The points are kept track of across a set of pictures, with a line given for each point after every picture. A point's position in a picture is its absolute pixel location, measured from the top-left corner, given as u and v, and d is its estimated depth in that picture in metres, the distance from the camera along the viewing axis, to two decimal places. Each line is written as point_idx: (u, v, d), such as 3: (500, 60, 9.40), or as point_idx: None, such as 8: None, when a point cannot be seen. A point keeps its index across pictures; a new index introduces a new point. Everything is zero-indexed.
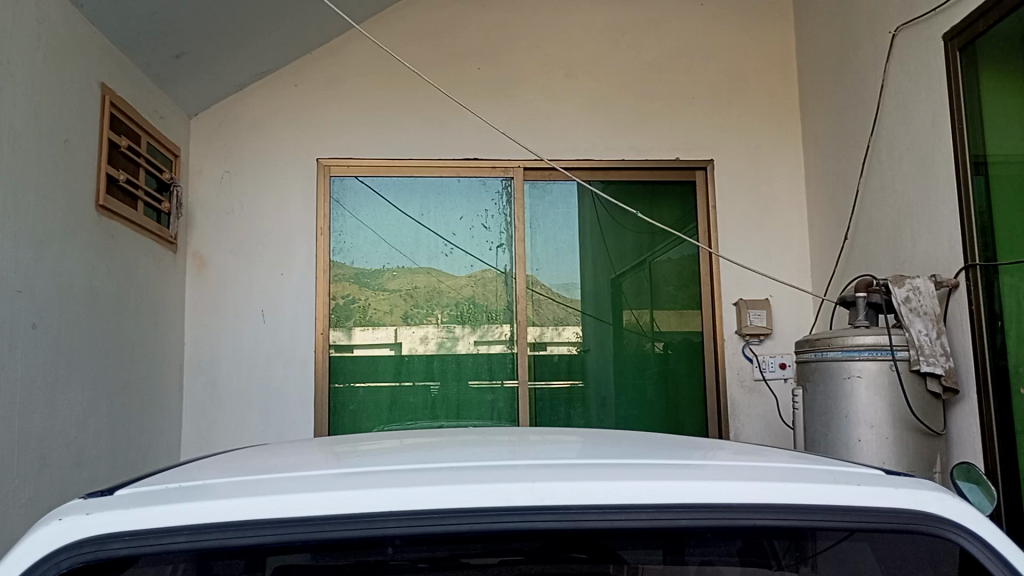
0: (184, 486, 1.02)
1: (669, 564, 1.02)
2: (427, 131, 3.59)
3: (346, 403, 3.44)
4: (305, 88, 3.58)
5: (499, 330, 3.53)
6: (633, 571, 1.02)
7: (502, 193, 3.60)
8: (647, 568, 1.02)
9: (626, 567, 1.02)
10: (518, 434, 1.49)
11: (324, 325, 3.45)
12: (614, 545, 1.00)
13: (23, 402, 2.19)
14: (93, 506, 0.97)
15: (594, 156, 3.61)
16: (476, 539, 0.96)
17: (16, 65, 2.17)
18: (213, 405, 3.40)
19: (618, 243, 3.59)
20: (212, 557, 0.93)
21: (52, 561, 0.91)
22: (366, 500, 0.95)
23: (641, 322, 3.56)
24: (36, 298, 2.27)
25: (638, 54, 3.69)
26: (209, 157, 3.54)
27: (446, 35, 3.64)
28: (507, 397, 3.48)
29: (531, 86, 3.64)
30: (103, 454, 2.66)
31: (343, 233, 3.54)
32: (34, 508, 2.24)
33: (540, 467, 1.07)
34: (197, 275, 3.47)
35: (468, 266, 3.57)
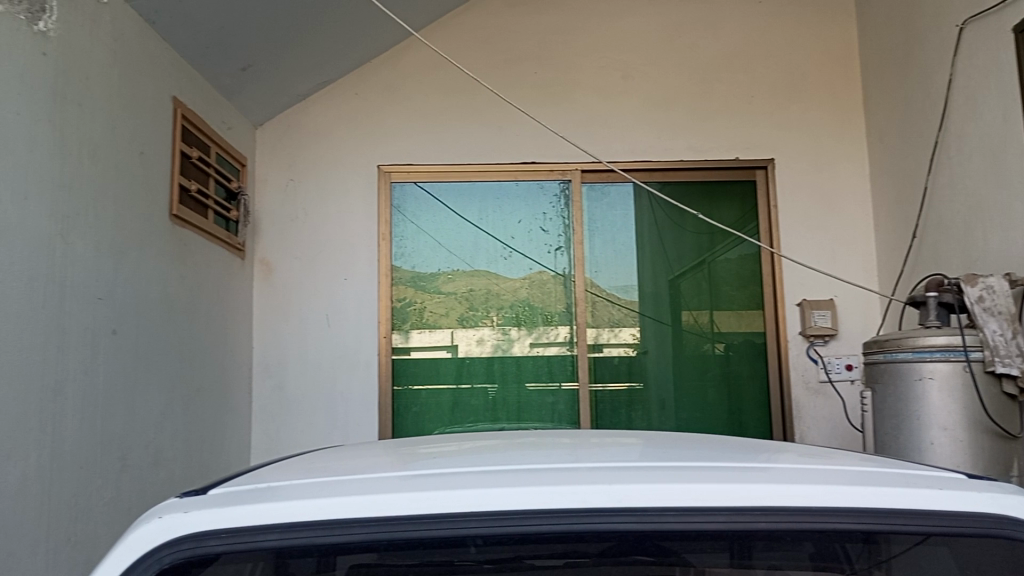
0: (271, 487, 1.06)
1: (736, 568, 1.01)
2: (485, 136, 3.62)
3: (408, 405, 3.49)
4: (366, 96, 3.65)
5: (555, 332, 3.55)
6: (699, 574, 1.00)
7: (560, 196, 3.61)
8: (714, 570, 1.00)
9: (692, 570, 1.00)
10: (577, 435, 1.50)
11: (386, 329, 3.51)
12: (680, 548, 1.00)
13: (105, 406, 2.28)
14: (189, 505, 1.02)
15: (652, 157, 3.60)
16: (554, 540, 0.98)
17: (95, 82, 2.27)
18: (281, 407, 3.48)
19: (677, 245, 3.58)
20: (298, 555, 0.97)
21: (154, 557, 0.96)
22: (447, 501, 0.98)
23: (700, 323, 3.53)
24: (116, 306, 2.36)
25: (696, 53, 3.66)
26: (274, 166, 3.63)
27: (503, 40, 3.66)
28: (567, 399, 3.49)
29: (589, 88, 3.64)
30: (179, 454, 2.76)
31: (403, 239, 3.60)
32: (116, 506, 2.33)
33: (613, 469, 1.08)
34: (264, 281, 3.56)
35: (526, 269, 3.59)
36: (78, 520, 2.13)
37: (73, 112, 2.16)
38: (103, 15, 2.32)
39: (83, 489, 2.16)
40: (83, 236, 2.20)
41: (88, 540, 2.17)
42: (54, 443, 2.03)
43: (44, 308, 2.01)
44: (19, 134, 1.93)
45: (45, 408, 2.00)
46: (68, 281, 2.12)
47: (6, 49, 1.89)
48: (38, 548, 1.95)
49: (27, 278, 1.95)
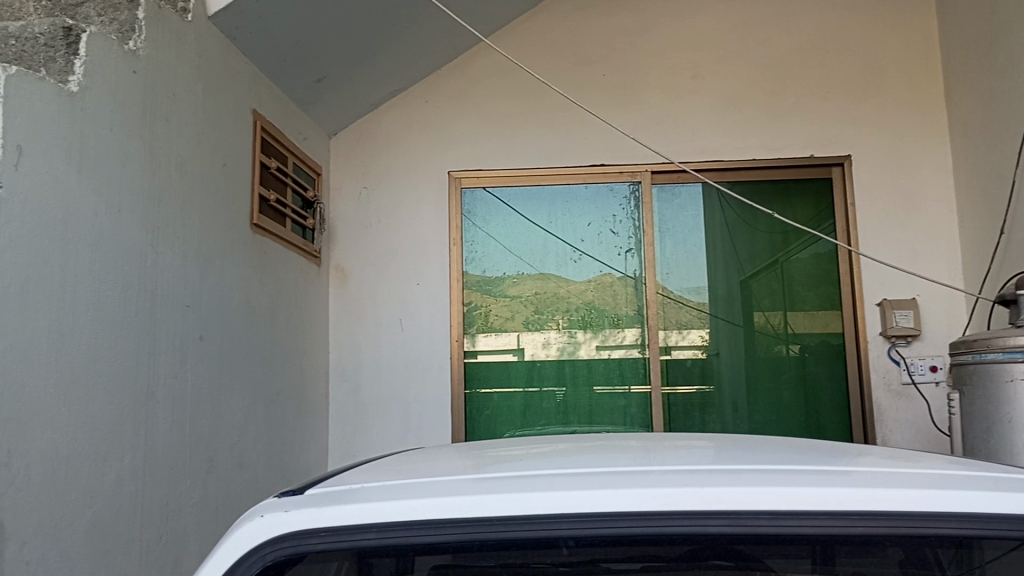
0: (366, 488, 1.09)
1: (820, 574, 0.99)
2: (554, 139, 3.63)
3: (481, 408, 3.52)
4: (436, 103, 3.69)
5: (622, 334, 3.54)
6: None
7: (630, 198, 3.60)
8: None
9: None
10: (650, 439, 1.49)
11: (459, 332, 3.55)
12: (766, 553, 0.98)
13: (193, 409, 2.36)
14: (289, 504, 1.05)
15: (723, 157, 3.56)
16: (647, 542, 0.98)
17: (181, 98, 2.36)
18: (357, 410, 3.55)
19: (749, 245, 3.52)
20: (396, 555, 0.99)
21: (258, 554, 1.00)
22: (541, 502, 0.99)
23: (774, 324, 3.47)
24: (202, 312, 2.45)
25: (768, 50, 3.60)
26: (347, 174, 3.71)
27: (571, 44, 3.67)
28: (639, 402, 3.48)
29: (658, 89, 3.62)
30: (262, 456, 2.84)
31: (473, 243, 3.64)
32: (204, 507, 2.41)
33: (703, 471, 1.07)
34: (339, 286, 3.64)
35: (595, 271, 3.59)
36: (169, 519, 2.21)
37: (161, 127, 2.25)
38: (188, 32, 2.41)
39: (173, 489, 2.24)
40: (171, 246, 2.28)
41: (178, 539, 2.25)
42: (146, 445, 2.11)
43: (136, 315, 2.10)
44: (112, 151, 2.02)
45: (138, 411, 2.08)
46: (158, 289, 2.21)
47: (99, 69, 1.98)
48: (132, 546, 2.03)
49: (121, 287, 2.03)
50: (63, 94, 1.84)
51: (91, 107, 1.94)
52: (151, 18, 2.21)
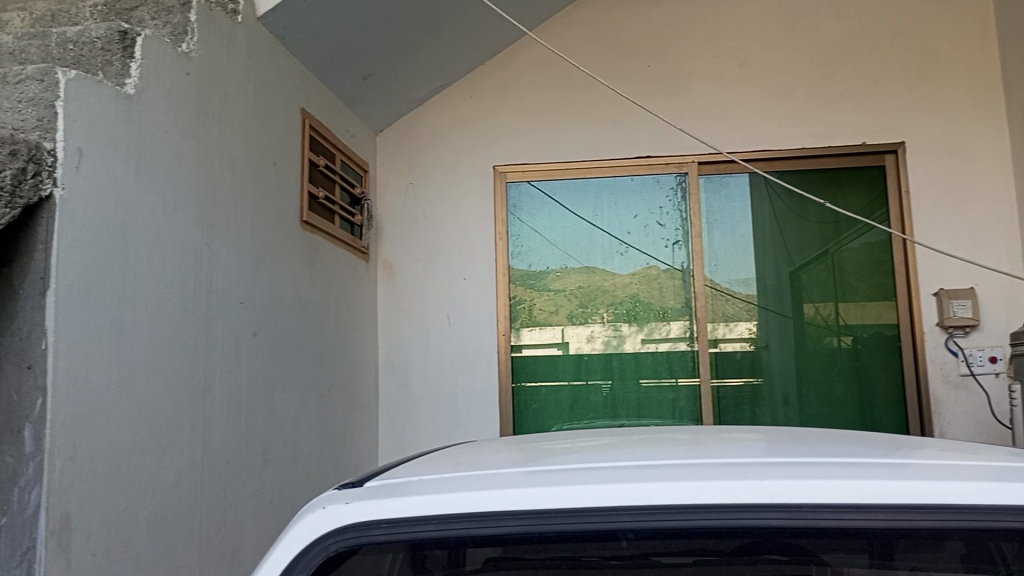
0: (424, 480, 1.10)
1: (877, 570, 0.98)
2: (599, 131, 3.61)
3: (529, 402, 3.54)
4: (480, 98, 3.70)
5: (668, 327, 3.51)
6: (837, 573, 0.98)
7: (677, 189, 3.57)
8: (853, 570, 0.98)
9: (829, 570, 0.98)
10: (698, 431, 1.48)
11: (506, 327, 3.56)
12: (825, 546, 0.97)
13: (248, 403, 2.41)
14: (351, 496, 1.07)
15: (772, 146, 3.50)
16: (708, 535, 0.97)
17: (232, 98, 2.40)
18: (406, 404, 3.58)
19: (800, 235, 3.47)
20: (457, 546, 1.00)
21: (321, 545, 1.02)
22: (599, 494, 0.99)
23: (824, 316, 3.41)
24: (255, 309, 2.49)
25: (817, 36, 3.53)
26: (394, 171, 3.74)
27: (616, 35, 3.64)
28: (688, 396, 3.45)
29: (704, 79, 3.58)
30: (315, 449, 2.89)
31: (519, 238, 3.65)
32: (260, 499, 2.46)
33: (764, 463, 1.06)
34: (386, 282, 3.68)
35: (641, 264, 3.57)
36: (226, 511, 2.26)
37: (213, 127, 2.30)
38: (238, 33, 2.45)
39: (231, 482, 2.29)
40: (225, 244, 2.33)
41: (235, 531, 2.30)
42: (204, 439, 2.16)
43: (193, 312, 2.15)
44: (168, 150, 2.07)
45: (196, 405, 2.13)
46: (214, 286, 2.25)
47: (155, 71, 2.03)
48: (192, 537, 2.08)
49: (178, 284, 2.08)
50: (120, 97, 1.88)
51: (147, 110, 1.98)
52: (203, 20, 2.25)
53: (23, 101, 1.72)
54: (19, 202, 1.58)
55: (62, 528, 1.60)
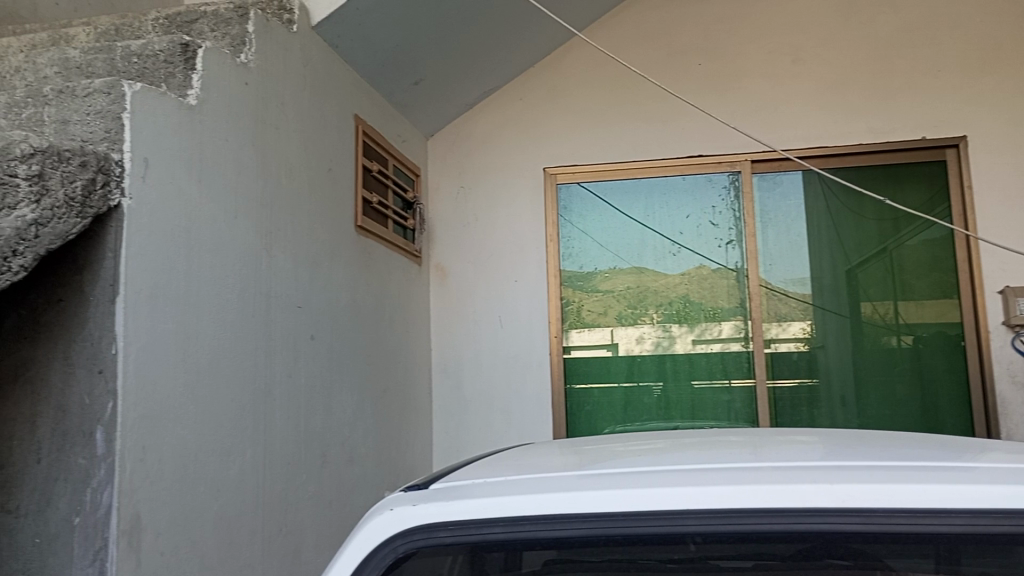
0: (489, 482, 1.11)
1: None
2: (650, 131, 3.59)
3: (581, 404, 3.54)
4: (530, 101, 3.71)
5: (719, 328, 3.48)
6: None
7: (729, 188, 3.53)
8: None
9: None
10: (756, 433, 1.46)
11: (557, 328, 3.56)
12: (894, 552, 0.95)
13: (307, 406, 2.45)
14: (417, 498, 1.08)
15: (828, 143, 3.44)
16: (777, 540, 0.96)
17: (289, 105, 2.45)
18: (459, 406, 3.60)
19: (857, 233, 3.40)
20: (522, 550, 1.00)
21: (390, 547, 1.03)
22: (666, 497, 0.99)
23: (883, 315, 3.34)
24: (313, 313, 2.54)
25: (873, 29, 3.46)
26: (444, 174, 3.77)
27: (665, 34, 3.62)
28: (744, 397, 3.40)
29: (757, 76, 3.53)
30: (372, 451, 2.92)
31: (570, 239, 3.64)
32: (319, 500, 2.50)
33: (832, 467, 1.04)
34: (438, 285, 3.70)
35: (693, 264, 3.54)
36: (288, 512, 2.30)
37: (271, 136, 2.34)
38: (294, 42, 2.49)
39: (292, 483, 2.33)
40: (284, 250, 2.37)
41: (296, 531, 2.35)
42: (266, 441, 2.21)
43: (254, 317, 2.19)
44: (229, 159, 2.11)
45: (258, 408, 2.18)
46: (273, 291, 2.30)
47: (216, 83, 2.07)
48: (256, 537, 2.13)
49: (240, 290, 2.13)
50: (184, 107, 1.93)
51: (209, 119, 2.03)
52: (261, 31, 2.30)
53: (92, 113, 1.78)
54: (89, 211, 1.63)
55: (132, 528, 1.65)
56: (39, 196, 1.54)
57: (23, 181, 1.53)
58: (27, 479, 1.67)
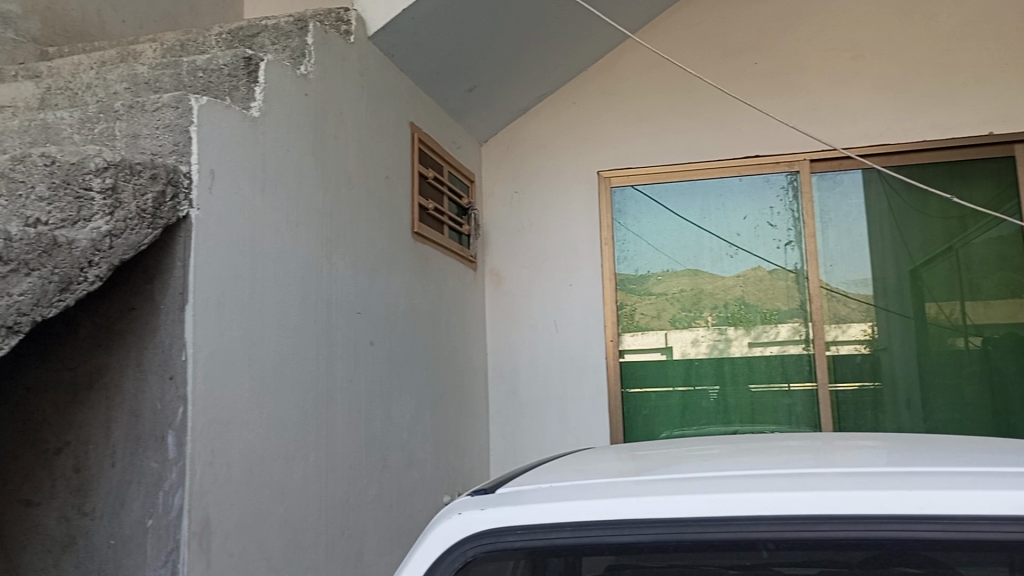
0: (555, 487, 1.11)
1: None
2: (705, 132, 3.56)
3: (638, 409, 3.51)
4: (583, 104, 3.70)
5: (776, 330, 3.42)
6: None
7: (788, 188, 3.48)
8: None
9: None
10: (820, 438, 1.43)
11: (612, 332, 3.55)
12: (976, 562, 0.92)
13: (367, 410, 2.48)
14: (485, 503, 1.10)
15: (889, 141, 3.37)
16: (853, 547, 0.94)
17: (347, 114, 2.49)
18: (516, 411, 3.61)
19: (921, 232, 3.31)
20: (590, 554, 1.00)
21: (459, 550, 1.04)
22: (736, 503, 0.98)
23: (948, 315, 3.25)
24: (372, 319, 2.57)
25: (935, 23, 3.37)
26: (499, 180, 3.78)
27: (720, 33, 3.58)
28: (805, 401, 3.35)
29: (815, 74, 3.47)
30: (430, 455, 2.95)
31: (625, 242, 3.62)
32: (380, 503, 2.53)
33: (907, 472, 1.01)
34: (493, 290, 3.72)
35: (751, 266, 3.49)
36: (350, 515, 2.34)
37: (330, 145, 2.38)
38: (351, 53, 2.53)
39: (353, 487, 2.37)
40: (343, 257, 2.41)
41: (358, 534, 2.38)
42: (328, 445, 2.24)
43: (315, 324, 2.23)
44: (290, 169, 2.16)
45: (320, 413, 2.21)
46: (333, 298, 2.34)
47: (277, 95, 2.12)
48: (319, 540, 2.16)
49: (302, 298, 2.17)
50: (247, 119, 1.98)
51: (271, 130, 2.08)
52: (319, 43, 2.34)
53: (161, 127, 1.83)
54: (160, 222, 1.68)
55: (202, 530, 1.70)
56: (113, 209, 1.60)
57: (97, 195, 1.58)
58: (101, 484, 1.70)
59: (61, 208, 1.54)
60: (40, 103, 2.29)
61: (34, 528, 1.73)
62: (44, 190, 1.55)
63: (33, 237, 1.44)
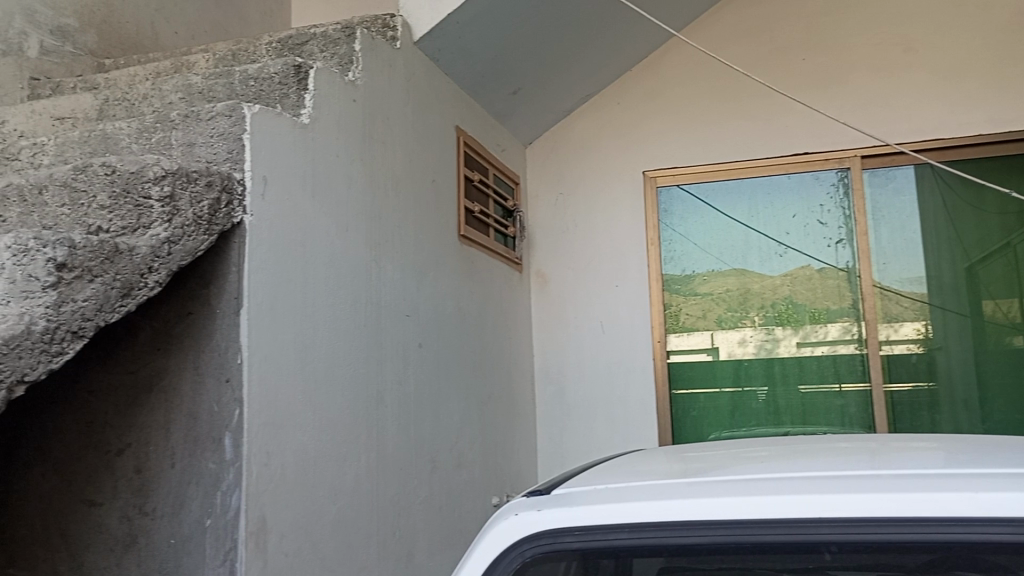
0: (610, 488, 1.11)
1: None
2: (752, 130, 3.52)
3: (687, 410, 3.48)
4: (628, 104, 3.68)
5: (825, 330, 3.37)
6: None
7: (838, 185, 3.42)
8: None
9: None
10: (875, 439, 1.40)
11: (660, 333, 3.52)
12: None
13: (416, 411, 2.51)
14: (541, 504, 1.10)
15: (943, 135, 3.29)
16: (919, 550, 0.92)
17: (394, 119, 2.51)
18: (563, 412, 3.61)
19: (976, 228, 3.24)
20: (649, 556, 0.99)
21: (517, 551, 1.04)
22: (797, 505, 0.96)
23: (1006, 313, 3.17)
24: (420, 321, 2.59)
25: (990, 14, 3.29)
26: (543, 181, 3.78)
27: (767, 30, 3.53)
28: (858, 401, 3.29)
29: (865, 69, 3.41)
30: (478, 457, 2.96)
31: (671, 243, 3.59)
32: (430, 503, 2.55)
33: (974, 474, 0.99)
34: (539, 291, 3.72)
35: (800, 265, 3.43)
36: (400, 516, 2.36)
37: (378, 150, 2.41)
38: (397, 58, 2.56)
39: (404, 488, 2.39)
40: (392, 260, 2.44)
41: (409, 534, 2.40)
42: (379, 447, 2.27)
43: (365, 326, 2.25)
44: (340, 174, 2.19)
45: (370, 415, 2.24)
46: (383, 301, 2.36)
47: (326, 101, 2.15)
48: (371, 540, 2.19)
49: (352, 301, 2.20)
50: (298, 125, 2.02)
51: (321, 136, 2.11)
52: (366, 49, 2.37)
53: (215, 135, 1.87)
54: (216, 228, 1.71)
55: (258, 529, 1.73)
56: (171, 216, 1.64)
57: (156, 203, 1.62)
58: (161, 484, 1.74)
59: (120, 216, 1.59)
60: (98, 114, 2.35)
61: (97, 527, 1.77)
62: (106, 199, 1.61)
63: (96, 245, 1.48)
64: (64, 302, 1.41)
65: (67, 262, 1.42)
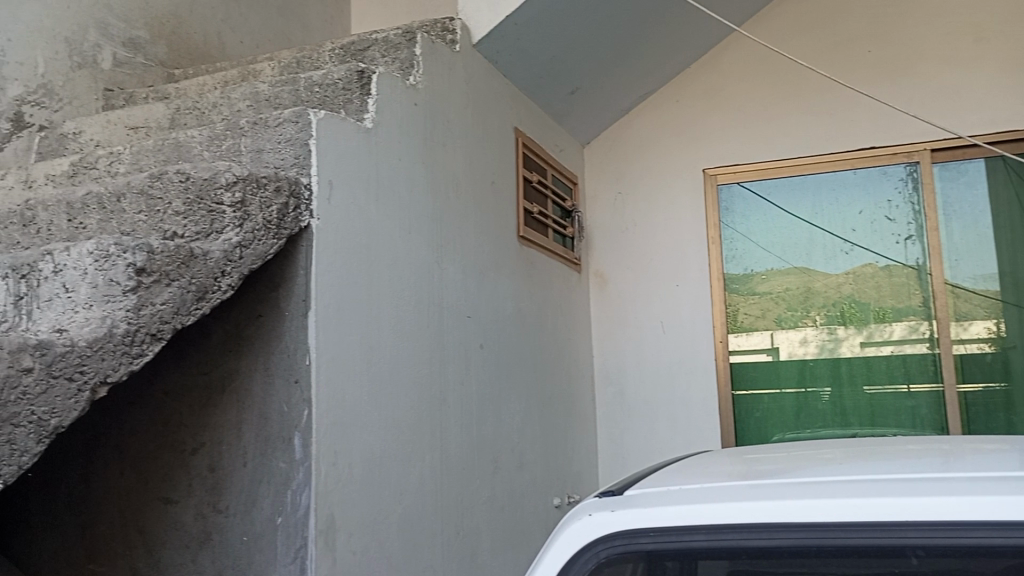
0: (684, 489, 1.10)
1: None
2: (816, 125, 3.45)
3: (750, 411, 3.42)
4: (687, 101, 3.65)
5: (891, 329, 3.28)
6: None
7: (906, 180, 3.33)
8: None
9: None
10: (948, 440, 1.36)
11: (722, 333, 3.47)
12: None
13: (478, 412, 2.52)
14: (614, 504, 1.09)
15: (1017, 127, 3.19)
16: (1013, 554, 0.89)
17: (454, 120, 2.53)
18: (623, 413, 3.58)
19: None
20: (728, 558, 0.98)
21: (592, 551, 1.04)
22: (881, 508, 0.94)
23: None
24: (481, 323, 2.61)
25: None
26: (601, 181, 3.76)
27: (830, 23, 3.46)
28: (930, 402, 3.19)
29: (933, 60, 3.31)
30: (540, 457, 2.96)
31: (731, 241, 3.54)
32: (493, 503, 2.57)
33: None
34: (598, 292, 3.70)
35: (867, 262, 3.35)
36: (464, 516, 2.37)
37: (439, 152, 2.43)
38: (457, 61, 2.58)
39: (467, 488, 2.40)
40: (453, 262, 2.46)
41: (473, 534, 2.42)
42: (442, 447, 2.28)
43: (428, 328, 2.27)
44: (402, 176, 2.21)
45: (434, 416, 2.26)
46: (445, 303, 2.38)
47: (388, 105, 2.17)
48: (436, 540, 2.21)
49: (415, 302, 2.22)
50: (362, 130, 2.05)
51: (385, 140, 2.14)
52: (427, 53, 2.40)
53: (283, 141, 1.91)
54: (284, 232, 1.75)
55: (328, 528, 1.77)
56: (242, 221, 1.67)
57: (228, 209, 1.66)
58: (234, 482, 1.79)
59: (195, 222, 1.64)
60: (169, 123, 2.40)
61: (172, 524, 1.82)
62: (181, 205, 1.67)
63: (172, 249, 1.51)
64: (144, 305, 1.46)
65: (146, 266, 1.46)
